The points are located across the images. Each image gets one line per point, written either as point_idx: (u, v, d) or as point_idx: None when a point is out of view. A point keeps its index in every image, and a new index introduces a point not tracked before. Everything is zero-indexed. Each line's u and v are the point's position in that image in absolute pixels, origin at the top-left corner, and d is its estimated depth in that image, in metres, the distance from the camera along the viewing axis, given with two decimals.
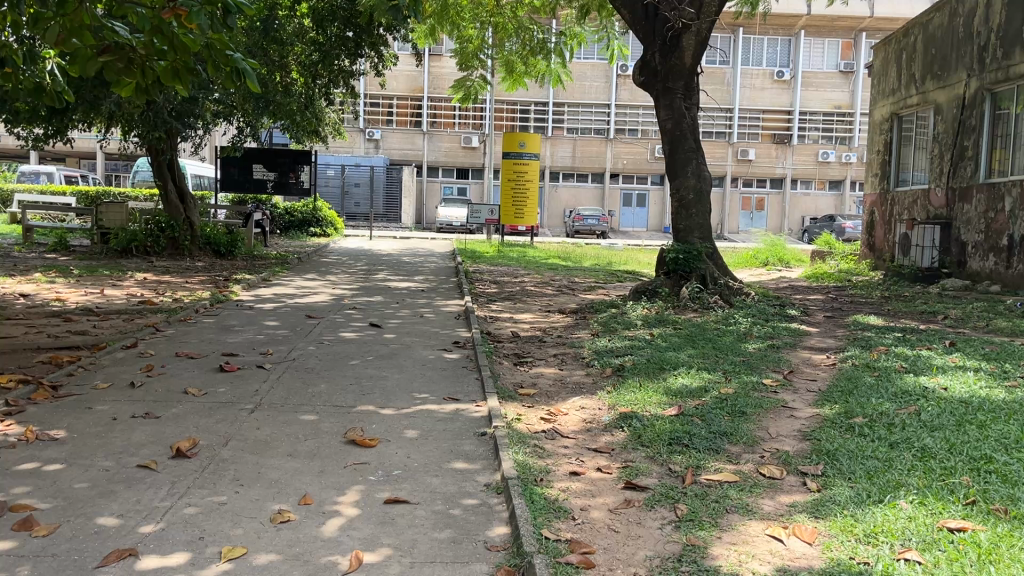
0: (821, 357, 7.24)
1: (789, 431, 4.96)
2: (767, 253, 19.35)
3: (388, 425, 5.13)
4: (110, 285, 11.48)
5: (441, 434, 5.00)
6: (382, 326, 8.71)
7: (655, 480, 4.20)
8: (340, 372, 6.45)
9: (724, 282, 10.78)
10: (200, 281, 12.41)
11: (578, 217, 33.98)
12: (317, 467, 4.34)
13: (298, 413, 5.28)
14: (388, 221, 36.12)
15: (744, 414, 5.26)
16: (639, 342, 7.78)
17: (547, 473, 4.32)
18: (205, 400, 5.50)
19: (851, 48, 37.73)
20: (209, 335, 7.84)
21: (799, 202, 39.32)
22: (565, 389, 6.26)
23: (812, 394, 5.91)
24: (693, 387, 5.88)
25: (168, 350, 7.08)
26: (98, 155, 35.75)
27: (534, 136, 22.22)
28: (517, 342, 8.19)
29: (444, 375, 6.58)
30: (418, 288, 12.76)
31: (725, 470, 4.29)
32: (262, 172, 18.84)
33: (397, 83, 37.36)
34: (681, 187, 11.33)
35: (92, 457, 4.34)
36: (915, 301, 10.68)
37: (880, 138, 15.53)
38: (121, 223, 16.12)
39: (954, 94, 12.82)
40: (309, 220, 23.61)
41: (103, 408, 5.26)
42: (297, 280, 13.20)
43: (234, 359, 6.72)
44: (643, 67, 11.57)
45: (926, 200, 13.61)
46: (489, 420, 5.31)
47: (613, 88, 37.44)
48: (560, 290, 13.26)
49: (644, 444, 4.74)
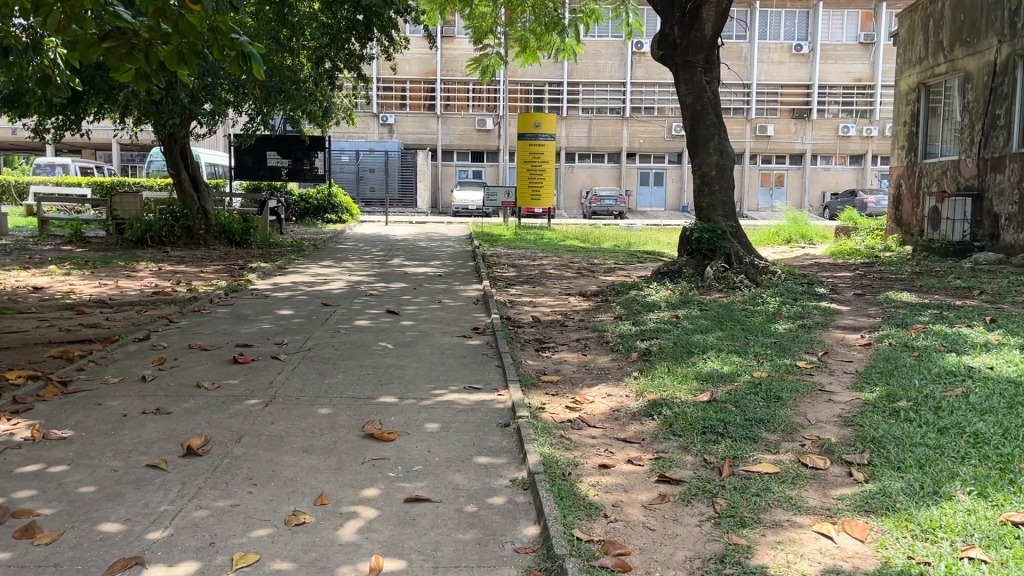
0: (855, 337, 6.96)
1: (829, 416, 4.71)
2: (790, 230, 18.96)
3: (407, 417, 4.93)
4: (125, 276, 11.35)
5: (463, 426, 4.79)
6: (399, 314, 8.52)
7: (691, 473, 3.97)
8: (358, 362, 6.25)
9: (749, 261, 10.47)
10: (215, 270, 12.26)
11: (595, 198, 33.59)
12: (332, 464, 4.14)
13: (313, 406, 5.09)
14: (404, 206, 35.94)
15: (780, 399, 5.01)
16: (664, 325, 7.53)
17: (575, 466, 4.10)
18: (218, 394, 5.31)
19: (870, 19, 37.13)
20: (223, 326, 7.68)
21: (820, 178, 38.66)
22: (589, 376, 6.04)
23: (850, 376, 5.65)
24: (724, 370, 5.64)
25: (181, 342, 6.90)
26: (113, 146, 35.78)
27: (549, 116, 21.88)
28: (538, 327, 7.96)
29: (464, 363, 6.36)
30: (435, 273, 12.55)
31: (764, 460, 4.04)
32: (276, 160, 18.71)
33: (410, 66, 37.08)
34: (702, 163, 11.04)
35: (99, 457, 4.17)
36: (948, 277, 10.33)
37: (906, 109, 15.07)
38: (135, 213, 16.01)
39: (984, 61, 12.35)
40: (324, 207, 23.44)
41: (113, 404, 5.09)
42: (313, 267, 13.02)
43: (248, 350, 6.55)
44: (661, 40, 11.30)
45: (956, 171, 13.18)
46: (512, 410, 5.09)
47: (629, 66, 36.99)
48: (580, 272, 12.99)
49: (676, 433, 4.51)
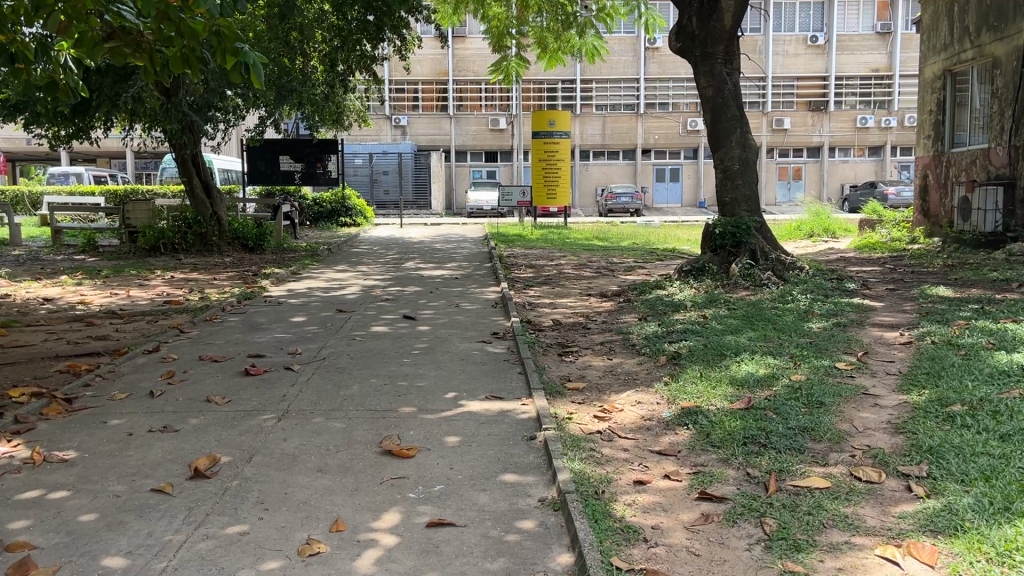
0: (894, 335, 6.62)
1: (877, 422, 4.38)
2: (812, 224, 18.55)
3: (427, 431, 4.65)
4: (137, 285, 11.16)
5: (487, 439, 4.52)
6: (416, 318, 8.27)
7: (734, 489, 3.68)
8: (374, 371, 5.98)
9: (776, 257, 10.14)
10: (228, 277, 12.08)
11: (611, 196, 33.24)
12: (349, 485, 3.88)
13: (328, 420, 4.84)
14: (418, 207, 35.75)
15: (824, 405, 4.69)
16: (692, 325, 7.22)
17: (608, 484, 3.82)
18: (228, 409, 5.07)
19: (887, 7, 36.44)
20: (236, 336, 7.45)
21: (839, 170, 38.03)
22: (617, 382, 5.75)
23: (895, 378, 5.31)
24: (760, 374, 5.33)
25: (192, 353, 6.68)
26: (127, 154, 35.80)
27: (563, 113, 21.70)
28: (560, 331, 7.68)
29: (486, 371, 6.08)
30: (452, 275, 12.30)
31: (813, 473, 3.73)
32: (289, 164, 18.48)
33: (422, 66, 36.88)
34: (724, 157, 10.70)
35: (102, 481, 3.92)
36: (983, 269, 9.95)
37: (931, 97, 14.64)
38: (148, 220, 15.86)
39: (1012, 46, 11.95)
40: (338, 210, 23.29)
41: (119, 422, 4.85)
42: (327, 272, 12.81)
43: (260, 361, 6.31)
44: (680, 32, 11.00)
45: (986, 159, 12.77)
46: (537, 421, 4.80)
47: (642, 62, 36.62)
48: (599, 271, 12.70)
49: (714, 444, 4.22)
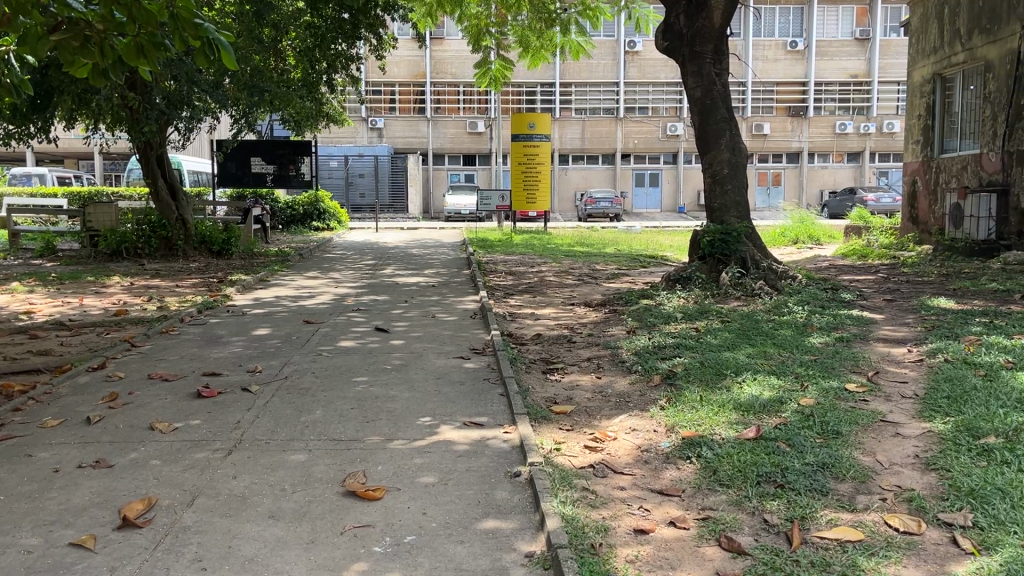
0: (902, 351, 6.17)
1: (904, 456, 3.91)
2: (796, 230, 18.22)
3: (397, 465, 4.11)
4: (93, 292, 10.51)
5: (465, 476, 3.98)
6: (389, 331, 7.71)
7: (752, 540, 3.18)
8: (340, 392, 5.43)
9: (767, 265, 9.68)
10: (192, 284, 11.45)
11: (590, 200, 32.88)
12: (303, 537, 3.33)
13: (287, 452, 4.28)
14: (394, 211, 35.18)
15: (841, 436, 4.20)
16: (684, 340, 6.74)
17: (605, 533, 3.29)
18: (172, 439, 4.50)
19: (866, 14, 36.70)
20: (192, 350, 6.85)
21: (818, 176, 37.90)
22: (607, 405, 5.23)
23: (912, 402, 4.83)
24: (765, 398, 4.85)
25: (140, 371, 6.08)
26: (94, 155, 34.89)
27: (543, 116, 21.13)
28: (543, 345, 7.16)
29: (464, 392, 5.53)
30: (428, 283, 11.76)
31: (841, 522, 3.24)
32: (260, 166, 17.85)
33: (399, 68, 36.37)
34: (713, 161, 10.26)
35: (13, 532, 3.35)
36: (981, 279, 9.58)
37: (919, 101, 14.30)
38: (110, 224, 15.12)
39: (1006, 49, 11.62)
40: (310, 214, 22.64)
41: (47, 455, 4.28)
42: (297, 279, 12.21)
43: (215, 381, 5.73)
44: (667, 30, 10.58)
45: (978, 165, 12.43)
46: (521, 453, 4.26)
47: (621, 66, 36.38)
48: (582, 279, 12.19)
49: (723, 483, 3.72)
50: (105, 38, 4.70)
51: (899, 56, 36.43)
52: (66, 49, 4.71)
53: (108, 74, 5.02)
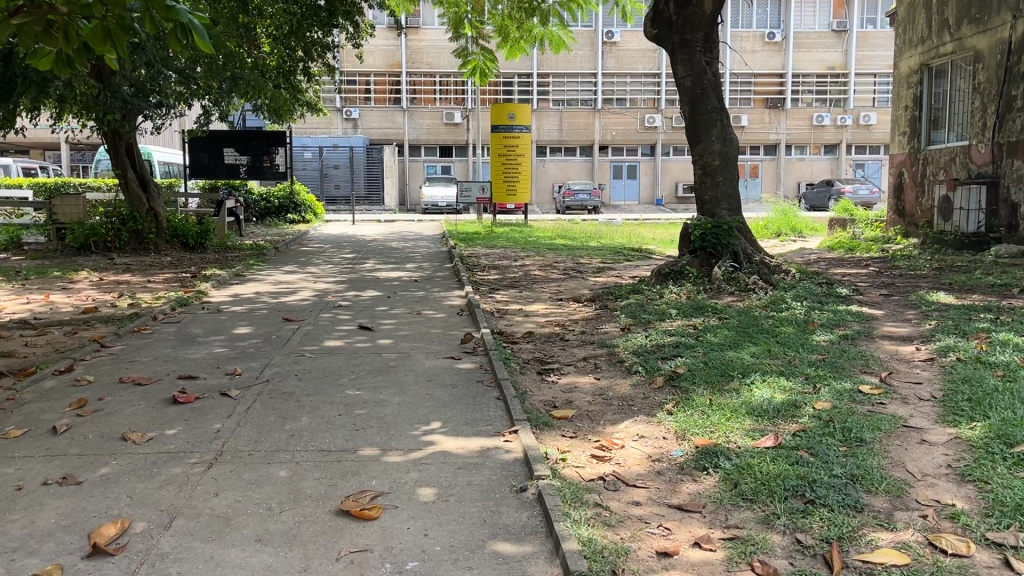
0: (910, 350, 5.95)
1: (935, 466, 3.67)
2: (779, 222, 18.08)
3: (392, 480, 3.80)
4: (59, 288, 10.05)
5: (467, 491, 3.68)
6: (374, 329, 7.38)
7: (788, 564, 2.93)
8: (326, 397, 5.10)
9: (760, 259, 9.46)
10: (164, 279, 11.01)
11: (569, 193, 32.60)
12: (294, 564, 3.02)
13: (271, 465, 3.95)
14: (371, 203, 34.63)
15: (865, 444, 3.95)
16: (684, 338, 6.47)
17: (626, 557, 3.02)
18: (146, 451, 4.15)
19: (843, 6, 36.81)
20: (166, 351, 6.47)
21: (795, 168, 37.89)
22: (611, 409, 4.95)
23: (931, 405, 4.60)
24: (778, 402, 4.59)
25: (111, 374, 5.70)
26: (61, 146, 34.05)
27: (523, 107, 20.91)
28: (536, 343, 6.87)
29: (458, 396, 5.21)
30: (411, 278, 11.42)
31: (883, 544, 2.99)
32: (234, 157, 17.36)
33: (374, 58, 35.94)
34: (703, 152, 10.01)
35: None
36: (976, 272, 9.43)
37: (906, 92, 14.18)
38: (78, 217, 14.56)
39: (997, 38, 11.49)
40: (286, 206, 22.15)
41: (6, 470, 3.91)
42: (275, 274, 11.79)
43: (193, 385, 5.38)
44: (656, 17, 10.30)
45: (967, 157, 12.32)
46: (526, 466, 3.97)
47: (599, 56, 36.15)
48: (567, 273, 11.90)
49: (746, 498, 3.46)
50: (70, 22, 4.31)
51: (875, 48, 36.55)
52: (29, 35, 4.33)
53: (78, 61, 4.65)
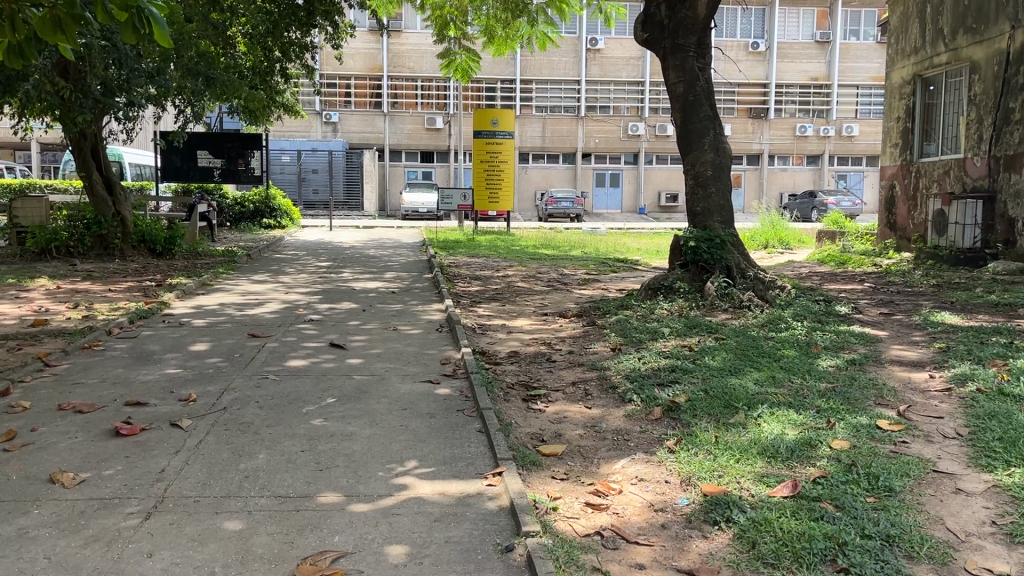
0: (923, 377, 5.53)
1: (978, 524, 3.23)
2: (765, 234, 17.73)
3: (359, 535, 3.30)
4: (12, 297, 9.43)
5: (444, 552, 3.18)
6: (346, 347, 6.86)
7: None
8: (288, 430, 4.57)
9: (753, 274, 9.03)
10: (126, 288, 10.41)
11: (551, 200, 32.17)
12: None
13: (219, 516, 3.43)
14: (349, 208, 34.06)
15: (895, 494, 3.50)
16: (680, 361, 6.01)
17: None
18: (76, 497, 3.61)
19: (826, 17, 36.63)
20: (116, 372, 5.91)
21: (777, 178, 37.72)
22: (606, 445, 4.47)
23: (959, 445, 4.17)
24: (792, 440, 4.13)
25: (50, 400, 5.14)
26: (34, 145, 33.29)
27: (506, 113, 20.40)
28: (521, 365, 6.38)
29: (436, 429, 4.71)
30: (388, 289, 10.89)
31: None
32: (207, 160, 16.75)
33: (355, 61, 35.36)
34: (696, 162, 9.57)
35: None
36: (977, 290, 9.06)
37: (898, 103, 13.89)
38: (39, 220, 13.88)
39: (994, 49, 11.17)
40: (261, 211, 21.52)
41: None
42: (244, 284, 11.22)
43: (139, 414, 4.83)
44: (646, 21, 9.84)
45: (961, 170, 12.02)
46: (512, 518, 3.47)
47: (583, 64, 35.77)
48: (552, 285, 11.42)
49: (768, 562, 2.99)
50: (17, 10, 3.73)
51: (858, 59, 36.44)
52: None
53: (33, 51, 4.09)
